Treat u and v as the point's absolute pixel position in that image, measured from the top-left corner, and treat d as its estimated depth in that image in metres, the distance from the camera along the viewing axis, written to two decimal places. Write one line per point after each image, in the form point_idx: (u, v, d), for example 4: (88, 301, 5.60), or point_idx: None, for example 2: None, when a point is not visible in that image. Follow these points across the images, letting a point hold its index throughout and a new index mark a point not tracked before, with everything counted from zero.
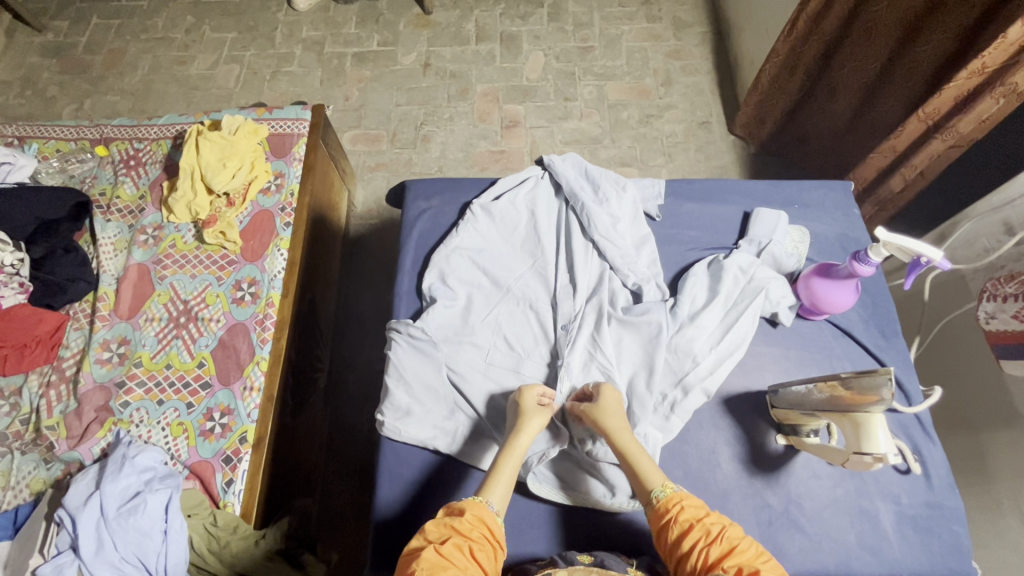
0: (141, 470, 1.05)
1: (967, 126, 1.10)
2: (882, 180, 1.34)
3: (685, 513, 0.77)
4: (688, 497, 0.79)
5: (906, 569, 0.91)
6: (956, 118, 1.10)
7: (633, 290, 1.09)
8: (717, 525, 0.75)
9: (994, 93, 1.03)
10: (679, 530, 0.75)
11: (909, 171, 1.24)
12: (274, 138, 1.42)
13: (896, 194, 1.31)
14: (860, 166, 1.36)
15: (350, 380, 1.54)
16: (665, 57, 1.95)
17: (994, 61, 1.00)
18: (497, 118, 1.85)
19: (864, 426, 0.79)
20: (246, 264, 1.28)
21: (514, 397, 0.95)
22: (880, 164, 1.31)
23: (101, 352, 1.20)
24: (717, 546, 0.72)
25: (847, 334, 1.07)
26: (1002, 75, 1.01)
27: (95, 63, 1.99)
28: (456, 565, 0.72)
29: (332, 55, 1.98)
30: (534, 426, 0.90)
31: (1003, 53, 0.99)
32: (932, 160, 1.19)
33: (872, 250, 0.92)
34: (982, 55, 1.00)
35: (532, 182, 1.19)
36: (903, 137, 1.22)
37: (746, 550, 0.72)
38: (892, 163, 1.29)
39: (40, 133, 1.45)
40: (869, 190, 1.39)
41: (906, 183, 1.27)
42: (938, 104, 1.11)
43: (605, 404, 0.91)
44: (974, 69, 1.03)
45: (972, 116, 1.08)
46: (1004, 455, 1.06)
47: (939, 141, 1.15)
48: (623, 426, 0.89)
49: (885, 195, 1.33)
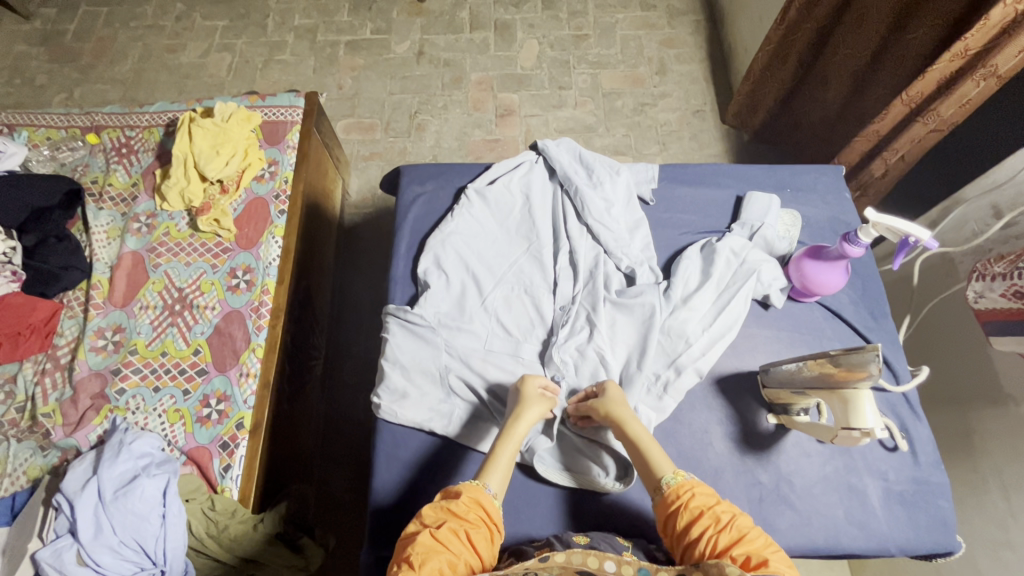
0: (138, 456, 1.05)
1: (949, 110, 1.11)
2: (865, 164, 1.36)
3: (695, 500, 0.77)
4: (700, 485, 0.79)
5: (892, 543, 0.93)
6: (939, 101, 1.11)
7: (626, 273, 1.09)
8: (727, 513, 0.75)
9: (975, 76, 1.04)
10: (688, 516, 0.76)
11: (891, 154, 1.26)
12: (267, 125, 1.41)
13: (878, 178, 1.33)
14: (844, 150, 1.36)
15: (346, 367, 1.55)
16: (659, 46, 1.95)
17: (976, 44, 1.01)
18: (492, 107, 1.86)
19: (852, 402, 0.81)
20: (241, 251, 1.28)
21: (515, 386, 0.96)
22: (862, 149, 1.32)
23: (96, 340, 1.20)
24: (726, 534, 0.73)
25: (837, 315, 1.08)
26: (982, 59, 1.02)
27: (84, 51, 1.97)
28: (451, 550, 0.73)
29: (324, 43, 1.97)
30: (533, 413, 0.92)
31: (985, 36, 0.99)
32: (915, 143, 1.21)
33: (861, 231, 0.94)
34: (965, 38, 1.00)
35: (527, 166, 1.20)
36: (886, 120, 1.22)
37: (756, 540, 0.72)
38: (873, 147, 1.31)
39: (29, 121, 1.43)
40: (853, 173, 1.41)
41: (887, 167, 1.29)
42: (921, 87, 1.12)
43: (613, 398, 0.93)
44: (956, 52, 1.03)
45: (954, 99, 1.09)
46: (988, 433, 1.08)
47: (921, 124, 1.16)
48: (633, 417, 0.91)
49: (867, 178, 1.35)
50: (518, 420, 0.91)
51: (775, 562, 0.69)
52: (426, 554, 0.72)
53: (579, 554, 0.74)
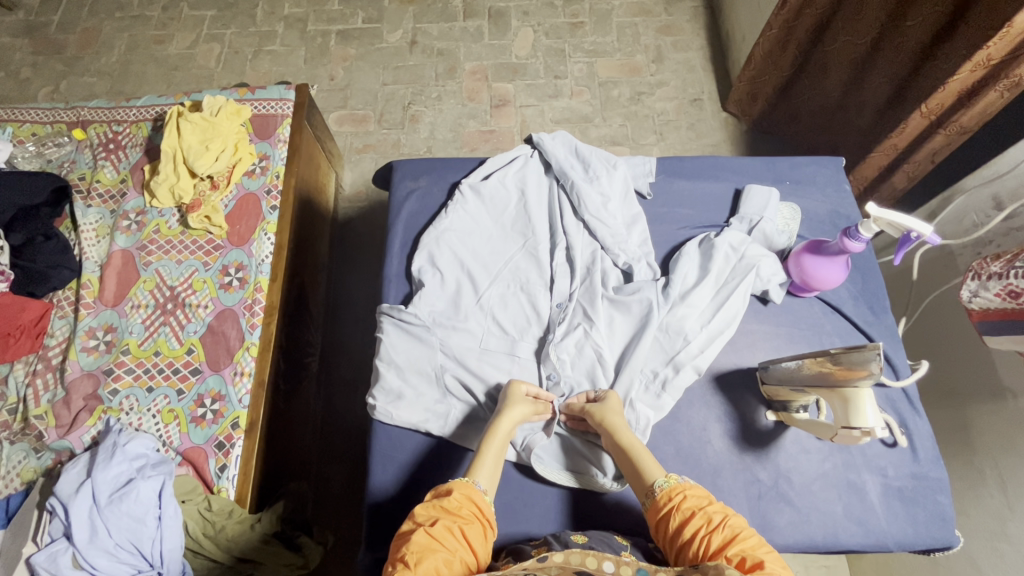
0: (133, 457, 1.04)
1: (971, 119, 1.10)
2: (883, 179, 1.36)
3: (687, 502, 0.76)
4: (692, 487, 0.79)
5: (890, 539, 0.93)
6: (961, 112, 1.10)
7: (623, 269, 1.08)
8: (720, 513, 0.74)
9: (1000, 86, 1.02)
10: (680, 518, 0.75)
11: (913, 166, 1.26)
12: (257, 119, 1.39)
13: (900, 189, 1.33)
14: (859, 167, 1.37)
15: (342, 364, 1.54)
16: (656, 33, 1.92)
17: (999, 53, 0.99)
18: (486, 97, 1.83)
19: (853, 402, 0.80)
20: (233, 249, 1.26)
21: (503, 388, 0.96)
22: (880, 163, 1.32)
23: (87, 340, 1.19)
24: (719, 534, 0.72)
25: (836, 310, 1.07)
26: (1005, 68, 1.00)
27: (69, 43, 1.93)
28: (446, 547, 0.72)
29: (315, 33, 1.93)
30: (518, 412, 0.92)
31: (1007, 45, 0.97)
32: (936, 154, 1.20)
33: (862, 226, 0.93)
34: (987, 47, 0.98)
35: (522, 160, 1.18)
36: (904, 135, 1.22)
37: (749, 539, 0.71)
38: (891, 161, 1.30)
39: (13, 116, 1.40)
40: (870, 189, 1.42)
41: (909, 179, 1.29)
42: (941, 100, 1.11)
43: (612, 406, 0.92)
44: (979, 61, 1.01)
45: (977, 109, 1.08)
46: (986, 426, 1.08)
47: (942, 134, 1.15)
48: (625, 425, 0.90)
49: (888, 191, 1.36)
50: (501, 417, 0.91)
51: (770, 563, 0.68)
52: (422, 553, 0.70)
53: (578, 554, 0.72)
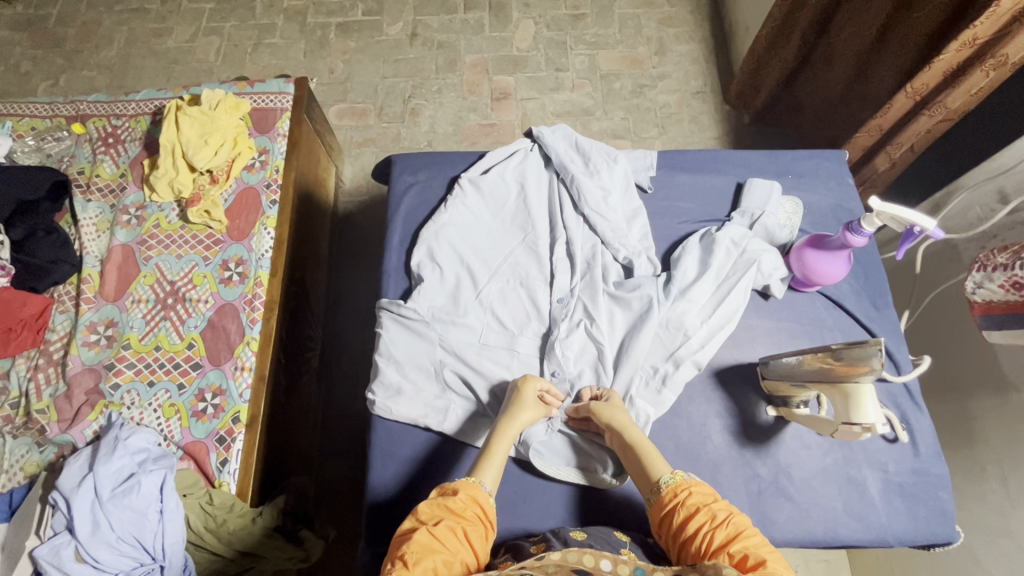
0: (135, 451, 1.04)
1: (956, 101, 1.10)
2: (867, 161, 1.36)
3: (692, 499, 0.76)
4: (698, 484, 0.78)
5: (889, 534, 0.93)
6: (946, 93, 1.10)
7: (624, 264, 1.08)
8: (724, 511, 0.74)
9: (984, 66, 1.02)
10: (684, 514, 0.75)
11: (895, 148, 1.26)
12: (257, 113, 1.38)
13: (882, 171, 1.33)
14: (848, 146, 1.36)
15: (343, 358, 1.54)
16: (658, 25, 1.90)
17: (986, 31, 0.99)
18: (487, 90, 1.82)
19: (853, 397, 0.80)
20: (233, 243, 1.26)
21: (515, 385, 0.95)
22: (866, 143, 1.32)
23: (88, 335, 1.19)
24: (722, 531, 0.72)
25: (838, 305, 1.07)
26: (993, 47, 1.00)
27: (68, 36, 1.92)
28: (447, 548, 0.72)
29: (315, 25, 1.92)
30: (528, 417, 0.91)
31: (995, 23, 0.97)
32: (920, 136, 1.20)
33: (865, 219, 0.92)
34: (974, 25, 0.98)
35: (521, 154, 1.17)
36: (890, 114, 1.22)
37: (752, 537, 0.71)
38: (876, 141, 1.30)
39: (12, 111, 1.39)
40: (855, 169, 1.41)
41: (891, 162, 1.29)
42: (928, 79, 1.10)
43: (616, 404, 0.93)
44: (965, 40, 1.01)
45: (962, 90, 1.07)
46: (989, 422, 1.08)
47: (926, 116, 1.15)
48: (630, 422, 0.90)
49: (871, 174, 1.36)
50: (512, 419, 0.90)
51: (772, 562, 0.67)
52: (421, 554, 0.70)
53: (575, 552, 0.70)
